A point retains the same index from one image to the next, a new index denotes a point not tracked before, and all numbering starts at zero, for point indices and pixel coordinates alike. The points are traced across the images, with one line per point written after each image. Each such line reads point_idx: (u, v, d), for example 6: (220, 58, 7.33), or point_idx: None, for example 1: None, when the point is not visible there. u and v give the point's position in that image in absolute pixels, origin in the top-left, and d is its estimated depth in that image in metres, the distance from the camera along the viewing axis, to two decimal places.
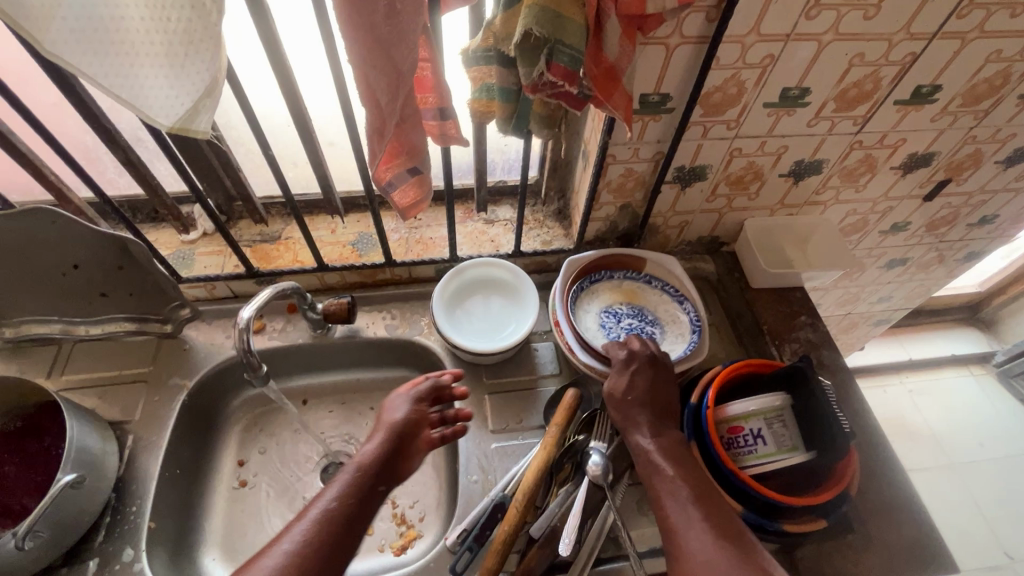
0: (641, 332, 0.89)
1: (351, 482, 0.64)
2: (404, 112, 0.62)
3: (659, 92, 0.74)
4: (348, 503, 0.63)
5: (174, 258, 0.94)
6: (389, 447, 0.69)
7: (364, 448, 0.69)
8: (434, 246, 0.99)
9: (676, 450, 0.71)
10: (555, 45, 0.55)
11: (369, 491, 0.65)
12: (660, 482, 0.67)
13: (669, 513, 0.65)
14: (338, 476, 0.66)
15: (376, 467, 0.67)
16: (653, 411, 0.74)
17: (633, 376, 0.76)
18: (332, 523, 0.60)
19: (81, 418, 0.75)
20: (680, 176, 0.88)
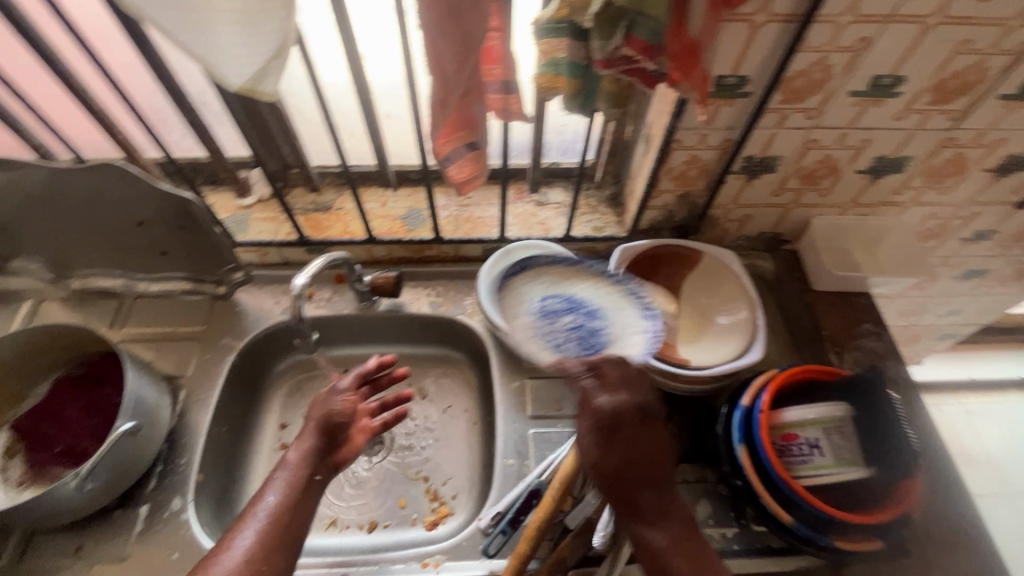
0: (580, 330, 0.76)
1: (292, 475, 0.64)
2: (469, 83, 0.60)
3: (736, 74, 0.69)
4: (290, 500, 0.62)
5: (230, 221, 0.96)
6: (320, 439, 0.70)
7: (291, 450, 0.68)
8: (483, 225, 0.98)
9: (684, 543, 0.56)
10: (636, 17, 0.52)
11: (307, 484, 0.65)
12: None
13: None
14: (274, 477, 0.65)
15: (308, 462, 0.67)
16: (652, 495, 0.57)
17: (626, 447, 0.56)
18: (279, 520, 0.60)
19: (139, 370, 0.77)
20: (748, 166, 0.83)
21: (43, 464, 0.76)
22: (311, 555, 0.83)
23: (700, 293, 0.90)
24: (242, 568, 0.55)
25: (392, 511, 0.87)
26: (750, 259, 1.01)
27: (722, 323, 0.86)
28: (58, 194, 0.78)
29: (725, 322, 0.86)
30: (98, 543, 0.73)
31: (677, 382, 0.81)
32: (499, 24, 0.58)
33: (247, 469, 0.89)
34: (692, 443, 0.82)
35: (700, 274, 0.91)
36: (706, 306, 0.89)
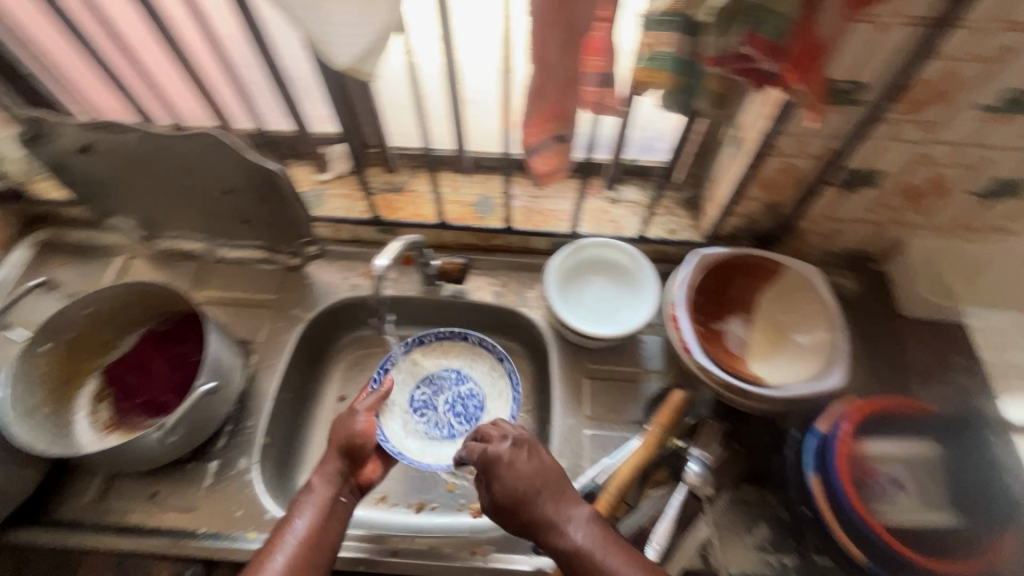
0: (464, 398, 0.90)
1: (320, 499, 0.66)
2: (569, 74, 0.59)
3: (851, 79, 0.65)
4: (318, 526, 0.64)
5: (308, 195, 0.98)
6: (344, 461, 0.71)
7: (316, 472, 0.70)
8: (553, 218, 0.96)
9: (605, 538, 0.58)
10: (761, 13, 0.50)
11: (333, 507, 0.66)
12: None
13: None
14: (300, 501, 0.67)
15: (333, 484, 0.68)
16: (552, 493, 0.62)
17: (497, 482, 0.63)
18: (306, 548, 0.62)
19: (219, 332, 0.81)
20: (846, 179, 0.78)
21: (128, 413, 0.82)
22: (363, 526, 0.85)
23: (777, 308, 0.85)
24: None
25: (440, 494, 0.88)
26: (831, 276, 0.95)
27: (800, 343, 0.81)
28: (156, 157, 0.81)
29: (804, 342, 0.81)
30: (173, 491, 0.77)
31: (747, 401, 0.76)
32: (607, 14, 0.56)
33: (305, 437, 0.90)
34: (756, 464, 0.78)
35: (779, 288, 0.85)
36: (783, 323, 0.84)
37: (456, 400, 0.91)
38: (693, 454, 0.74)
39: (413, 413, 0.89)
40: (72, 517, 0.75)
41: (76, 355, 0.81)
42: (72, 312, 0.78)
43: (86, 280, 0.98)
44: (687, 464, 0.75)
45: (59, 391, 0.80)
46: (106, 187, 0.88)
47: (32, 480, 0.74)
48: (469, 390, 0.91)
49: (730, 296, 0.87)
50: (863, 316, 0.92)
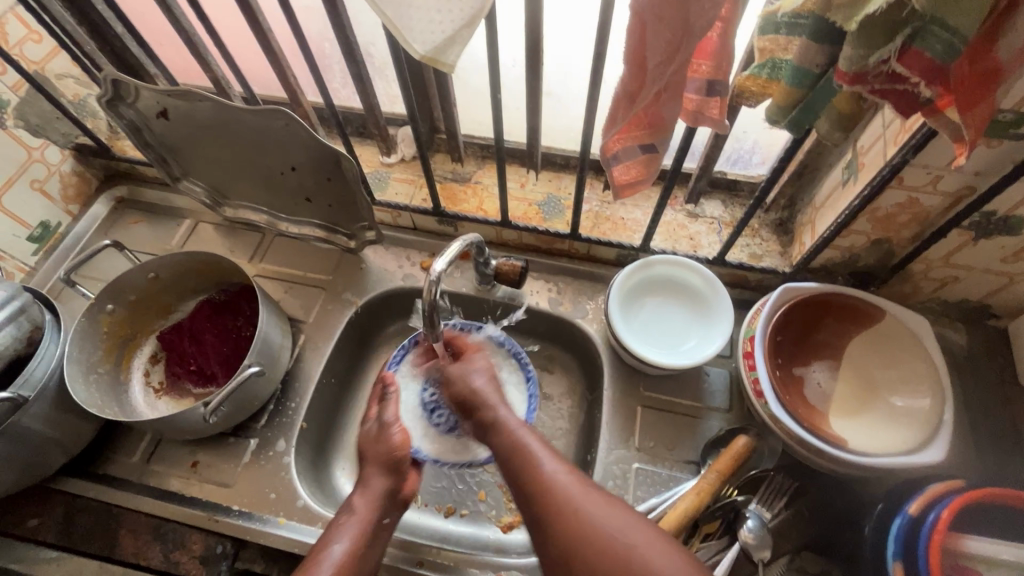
0: None
1: (358, 525, 0.64)
2: (670, 79, 0.51)
3: (1019, 109, 0.53)
4: (359, 552, 0.62)
5: (371, 177, 0.95)
6: (392, 480, 0.68)
7: (359, 494, 0.67)
8: (624, 228, 0.89)
9: (543, 441, 0.60)
10: (927, 26, 0.39)
11: (373, 531, 0.65)
12: (544, 483, 0.55)
13: (558, 512, 0.53)
14: (340, 524, 0.65)
15: (377, 508, 0.66)
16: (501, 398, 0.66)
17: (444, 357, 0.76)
18: (345, 574, 0.60)
19: (271, 312, 0.80)
20: (981, 224, 0.66)
21: (178, 379, 0.83)
22: None
23: (870, 359, 0.75)
24: None
25: (471, 503, 0.85)
26: (938, 327, 0.83)
27: (894, 406, 0.71)
28: (227, 129, 0.80)
29: (899, 405, 0.71)
30: (212, 463, 0.79)
31: (820, 460, 0.69)
32: (726, 12, 0.48)
33: (344, 423, 0.90)
34: (822, 530, 0.70)
35: (875, 338, 0.75)
36: (877, 377, 0.74)
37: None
38: (750, 508, 0.70)
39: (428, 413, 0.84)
40: (117, 475, 0.78)
41: (138, 317, 0.83)
42: (137, 275, 0.79)
43: (155, 240, 1.00)
44: (746, 520, 0.69)
45: (118, 351, 0.82)
46: (179, 152, 0.88)
47: (87, 434, 0.76)
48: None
49: (816, 338, 0.78)
50: (972, 379, 0.80)
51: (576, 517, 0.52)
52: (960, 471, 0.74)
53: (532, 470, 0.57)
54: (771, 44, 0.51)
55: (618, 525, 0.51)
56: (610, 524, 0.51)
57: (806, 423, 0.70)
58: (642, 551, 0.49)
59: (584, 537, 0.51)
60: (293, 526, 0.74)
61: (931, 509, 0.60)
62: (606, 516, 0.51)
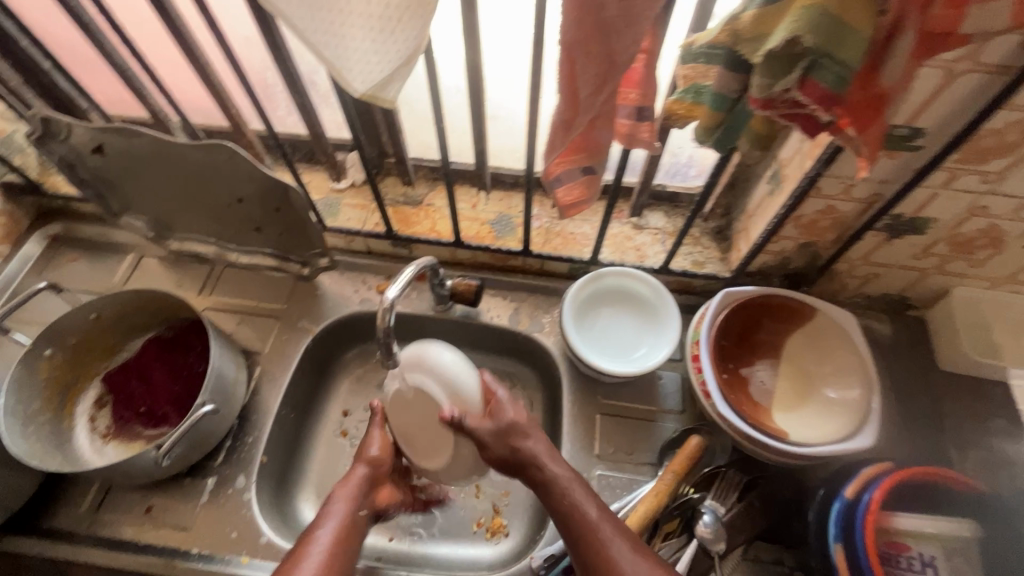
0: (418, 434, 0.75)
1: (341, 513, 0.67)
2: (601, 107, 0.54)
3: (910, 125, 0.59)
4: (345, 532, 0.65)
5: (322, 204, 0.95)
6: (368, 475, 0.72)
7: (338, 485, 0.70)
8: (574, 242, 0.93)
9: (572, 475, 0.66)
10: (821, 59, 0.43)
11: (354, 519, 0.67)
12: (558, 495, 0.65)
13: (580, 530, 0.62)
14: (325, 510, 0.67)
15: (357, 498, 0.69)
16: (545, 452, 0.68)
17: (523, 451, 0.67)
18: (335, 554, 0.62)
19: (223, 344, 0.79)
20: (892, 225, 0.73)
21: (126, 422, 0.80)
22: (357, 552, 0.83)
23: (804, 356, 0.81)
24: None
25: (445, 525, 0.85)
26: (866, 320, 0.90)
27: (830, 397, 0.77)
28: (169, 162, 0.79)
29: (833, 397, 0.76)
30: (168, 506, 0.76)
31: (765, 452, 0.74)
32: (647, 46, 0.51)
33: (308, 451, 0.90)
34: (773, 521, 0.74)
35: (809, 335, 0.81)
36: (813, 372, 0.80)
37: None
38: (705, 504, 0.73)
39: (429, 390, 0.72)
40: (64, 527, 0.75)
41: (79, 360, 0.80)
42: (78, 317, 0.76)
43: (95, 278, 0.96)
44: (702, 516, 0.72)
45: (59, 397, 0.78)
46: (120, 188, 0.86)
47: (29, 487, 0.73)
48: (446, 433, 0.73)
49: (756, 339, 0.83)
50: (898, 366, 0.87)
51: (569, 509, 0.64)
52: (888, 452, 0.82)
53: (567, 509, 0.64)
54: (691, 71, 0.55)
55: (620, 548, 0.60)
56: (587, 510, 0.63)
57: (751, 419, 0.74)
58: (605, 533, 0.61)
59: (576, 523, 0.63)
60: (256, 564, 0.73)
61: (865, 490, 0.65)
62: (586, 504, 0.64)
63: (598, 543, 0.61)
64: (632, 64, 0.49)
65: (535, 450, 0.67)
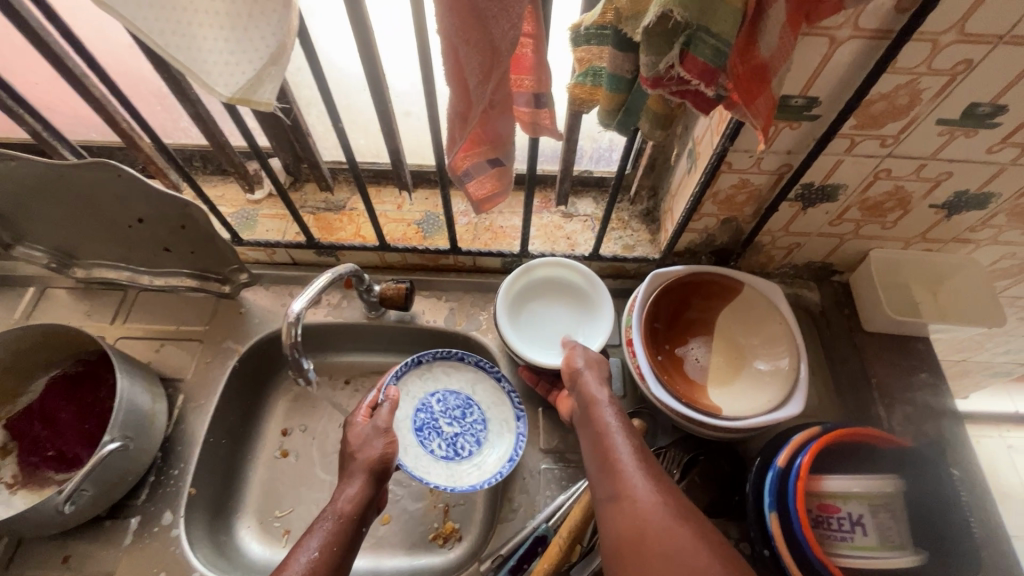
0: (430, 420, 0.84)
1: (334, 529, 0.61)
2: (494, 96, 0.52)
3: (806, 95, 0.60)
4: (333, 549, 0.60)
5: (237, 217, 0.91)
6: (370, 488, 0.67)
7: (340, 491, 0.66)
8: (504, 236, 0.91)
9: (614, 404, 0.67)
10: (696, 32, 0.43)
11: (351, 535, 0.62)
12: (594, 414, 0.66)
13: (602, 446, 0.62)
14: (317, 522, 0.62)
15: (357, 513, 0.64)
16: (597, 376, 0.71)
17: (581, 371, 0.71)
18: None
19: (133, 374, 0.74)
20: (805, 194, 0.74)
21: (35, 468, 0.74)
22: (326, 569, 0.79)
23: (734, 330, 0.82)
24: None
25: (398, 536, 0.83)
26: (796, 289, 0.92)
27: (760, 369, 0.78)
28: (54, 185, 0.73)
29: (762, 368, 0.78)
30: (88, 552, 0.72)
31: (702, 429, 0.74)
32: (531, 30, 0.49)
33: (246, 476, 0.86)
34: (716, 496, 0.75)
35: (738, 309, 0.82)
36: (743, 344, 0.81)
37: (440, 419, 0.84)
38: None
39: (441, 453, 0.82)
40: None
41: None
42: None
43: None
44: None
45: None
46: (7, 218, 0.79)
47: None
48: (452, 395, 0.86)
49: (688, 317, 0.84)
50: (827, 330, 0.90)
51: (600, 430, 0.64)
52: (822, 416, 0.84)
53: (597, 427, 0.64)
54: (585, 53, 0.54)
55: (635, 473, 0.57)
56: (614, 430, 0.63)
57: (685, 398, 0.74)
58: (625, 455, 0.59)
59: (601, 444, 0.62)
60: None
61: (797, 456, 0.66)
62: (616, 428, 0.63)
63: (615, 462, 0.59)
64: (516, 49, 0.47)
65: (594, 395, 0.68)
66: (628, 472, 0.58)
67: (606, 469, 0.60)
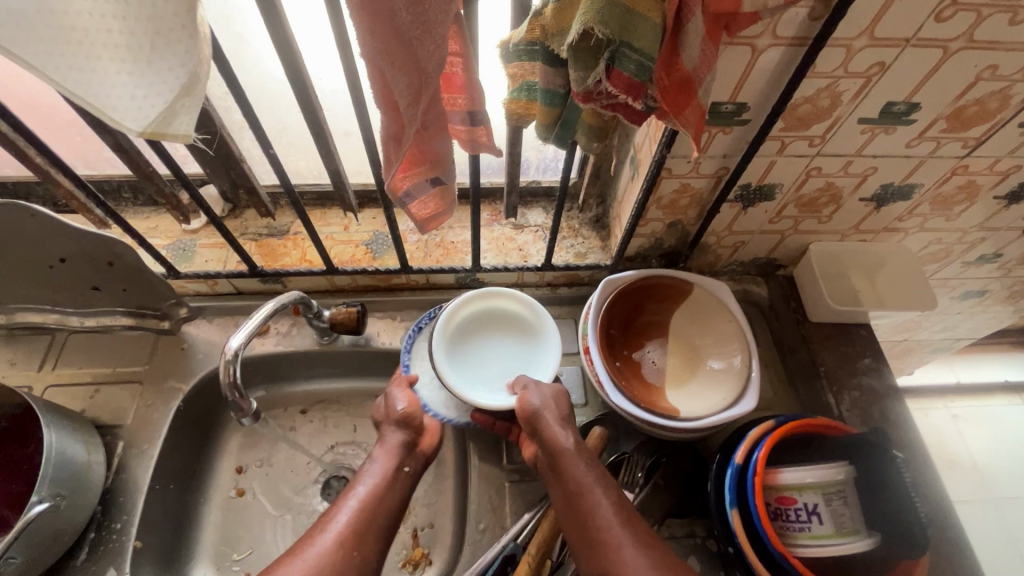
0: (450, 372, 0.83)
1: (380, 470, 0.68)
2: (426, 117, 0.51)
3: (734, 101, 0.61)
4: (380, 486, 0.66)
5: (174, 249, 0.87)
6: (407, 433, 0.72)
7: (380, 445, 0.71)
8: (455, 251, 0.90)
9: (586, 456, 0.67)
10: (620, 49, 0.43)
11: (395, 478, 0.68)
12: (568, 473, 0.65)
13: (584, 513, 0.61)
14: (365, 469, 0.69)
15: (399, 455, 0.70)
16: (560, 421, 0.70)
17: (544, 418, 0.70)
18: (367, 512, 0.63)
19: (63, 426, 0.69)
20: (743, 195, 0.76)
21: None
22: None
23: (687, 332, 0.84)
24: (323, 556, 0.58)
25: None
26: (744, 286, 0.95)
27: (713, 367, 0.79)
28: None
29: (716, 366, 0.79)
30: None
31: (663, 431, 0.75)
32: (458, 49, 0.49)
33: (199, 520, 0.81)
34: (681, 498, 0.76)
35: (689, 310, 0.84)
36: (697, 344, 0.82)
37: None
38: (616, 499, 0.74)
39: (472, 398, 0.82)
40: None
41: None
42: None
43: None
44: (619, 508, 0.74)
45: None
46: None
47: None
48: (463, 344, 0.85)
49: (642, 322, 0.84)
50: (776, 323, 0.93)
51: (579, 493, 0.63)
52: (777, 408, 0.86)
53: (574, 488, 0.64)
54: (518, 69, 0.53)
55: (626, 542, 0.58)
56: (596, 492, 0.62)
57: (643, 403, 0.75)
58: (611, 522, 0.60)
59: (583, 511, 0.62)
60: None
61: (754, 450, 0.68)
62: (596, 490, 0.63)
63: (603, 533, 0.59)
64: (442, 70, 0.47)
65: (563, 446, 0.67)
66: (619, 544, 0.58)
67: (593, 541, 0.59)
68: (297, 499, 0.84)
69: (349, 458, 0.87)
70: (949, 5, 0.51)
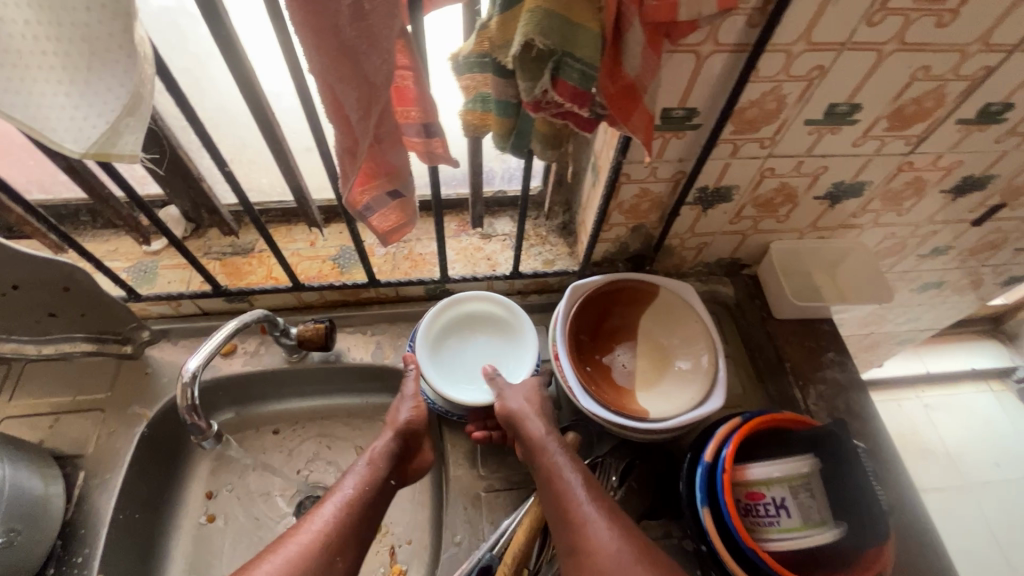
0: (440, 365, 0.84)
1: (366, 473, 0.69)
2: (379, 130, 0.52)
3: (684, 106, 0.63)
4: (365, 489, 0.67)
5: (135, 271, 0.86)
6: (400, 441, 0.72)
7: (372, 446, 0.73)
8: (423, 263, 0.90)
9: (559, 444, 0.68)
10: (563, 58, 0.44)
11: (380, 485, 0.69)
12: (543, 462, 0.67)
13: (557, 497, 0.63)
14: (350, 470, 0.70)
15: (386, 464, 0.70)
16: (537, 414, 0.71)
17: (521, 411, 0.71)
18: (348, 514, 0.64)
19: (18, 459, 0.67)
20: (702, 197, 0.78)
21: None
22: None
23: (656, 333, 0.85)
24: (299, 556, 0.58)
25: None
26: (711, 286, 0.97)
27: (682, 367, 0.80)
28: None
29: (684, 366, 0.80)
30: None
31: (634, 434, 0.76)
32: (407, 63, 0.50)
33: (167, 549, 0.79)
34: (656, 499, 0.76)
35: (657, 312, 0.85)
36: (666, 345, 0.83)
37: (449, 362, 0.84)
38: None
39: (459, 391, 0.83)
40: None
41: None
42: None
43: None
44: None
45: None
46: None
47: None
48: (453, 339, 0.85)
49: (611, 326, 0.85)
50: (743, 322, 0.95)
51: (553, 479, 0.65)
52: (747, 405, 0.88)
53: (548, 475, 0.65)
54: (470, 81, 0.54)
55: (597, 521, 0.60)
56: (568, 476, 0.64)
57: (614, 406, 0.75)
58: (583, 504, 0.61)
59: (557, 496, 0.63)
60: None
61: (722, 447, 0.69)
62: (568, 475, 0.64)
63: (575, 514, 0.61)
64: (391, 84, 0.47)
65: (537, 437, 0.69)
66: (590, 523, 0.60)
67: (566, 522, 0.61)
68: (269, 521, 0.82)
69: (323, 477, 0.85)
70: (879, 9, 0.54)
